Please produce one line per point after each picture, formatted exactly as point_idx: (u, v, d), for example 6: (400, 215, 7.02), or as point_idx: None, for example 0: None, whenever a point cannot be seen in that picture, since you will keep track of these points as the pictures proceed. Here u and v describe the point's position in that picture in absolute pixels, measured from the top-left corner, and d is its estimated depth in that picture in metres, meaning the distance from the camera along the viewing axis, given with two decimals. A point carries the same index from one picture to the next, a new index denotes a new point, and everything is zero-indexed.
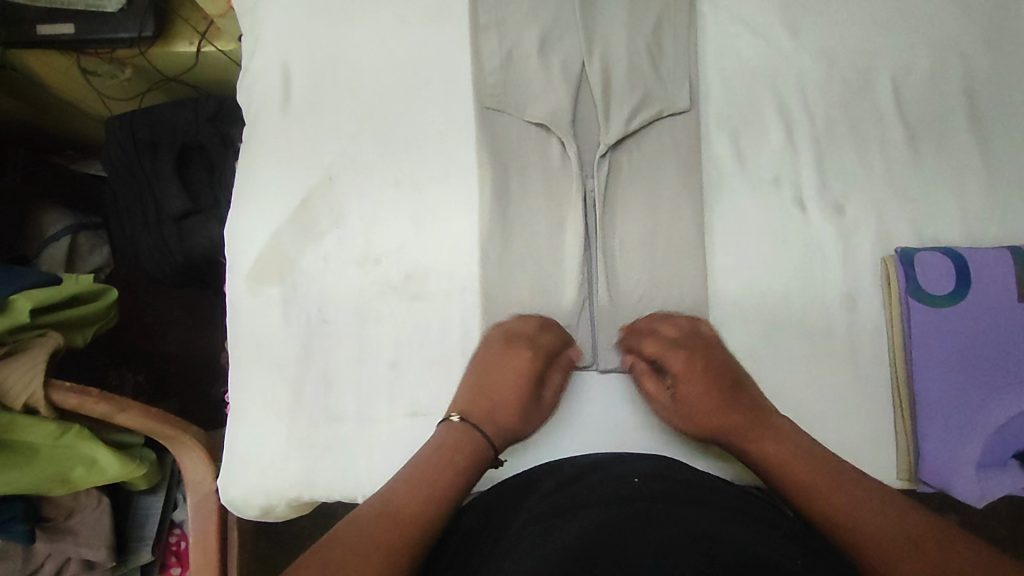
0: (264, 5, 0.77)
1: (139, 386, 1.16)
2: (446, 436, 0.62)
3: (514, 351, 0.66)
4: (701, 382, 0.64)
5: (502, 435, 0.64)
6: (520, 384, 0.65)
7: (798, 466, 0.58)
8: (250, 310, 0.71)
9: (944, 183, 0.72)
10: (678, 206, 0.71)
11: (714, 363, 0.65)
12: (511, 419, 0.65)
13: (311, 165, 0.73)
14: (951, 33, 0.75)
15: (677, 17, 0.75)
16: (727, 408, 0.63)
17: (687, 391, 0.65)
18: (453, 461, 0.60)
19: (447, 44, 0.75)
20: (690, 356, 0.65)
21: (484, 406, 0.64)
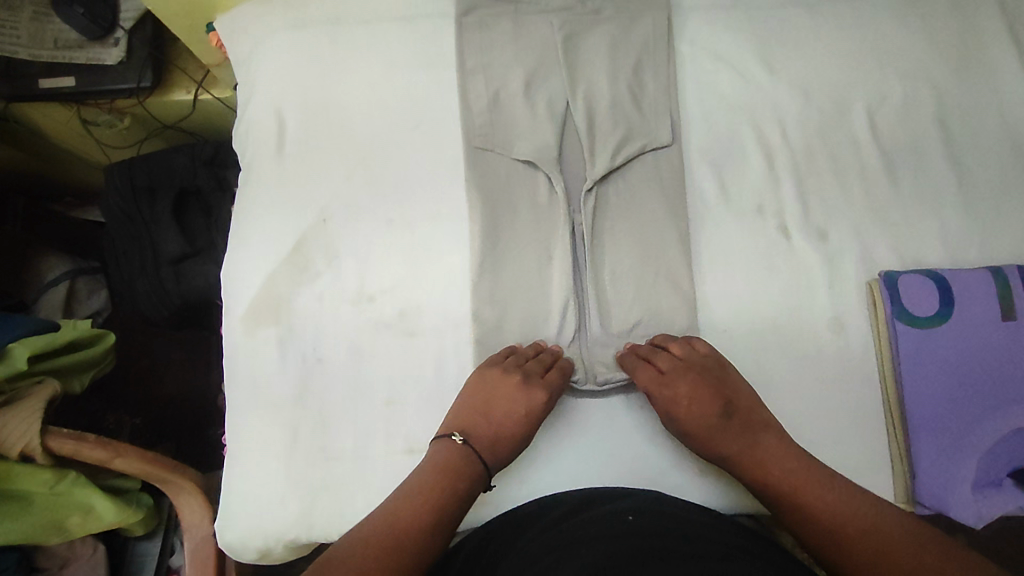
0: (261, 58, 0.80)
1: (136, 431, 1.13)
2: (445, 457, 0.62)
3: (527, 382, 0.65)
4: (696, 409, 0.64)
5: (497, 463, 0.64)
6: (527, 421, 0.65)
7: (771, 469, 0.61)
8: (245, 351, 0.72)
9: (921, 208, 0.73)
10: (667, 238, 0.73)
11: (705, 390, 0.65)
12: (512, 442, 0.65)
13: (304, 208, 0.75)
14: (920, 65, 0.77)
15: (657, 56, 0.78)
16: (725, 432, 0.63)
17: (684, 425, 0.64)
18: (447, 484, 0.60)
19: (436, 89, 0.78)
20: (678, 391, 0.64)
21: (489, 431, 0.64)
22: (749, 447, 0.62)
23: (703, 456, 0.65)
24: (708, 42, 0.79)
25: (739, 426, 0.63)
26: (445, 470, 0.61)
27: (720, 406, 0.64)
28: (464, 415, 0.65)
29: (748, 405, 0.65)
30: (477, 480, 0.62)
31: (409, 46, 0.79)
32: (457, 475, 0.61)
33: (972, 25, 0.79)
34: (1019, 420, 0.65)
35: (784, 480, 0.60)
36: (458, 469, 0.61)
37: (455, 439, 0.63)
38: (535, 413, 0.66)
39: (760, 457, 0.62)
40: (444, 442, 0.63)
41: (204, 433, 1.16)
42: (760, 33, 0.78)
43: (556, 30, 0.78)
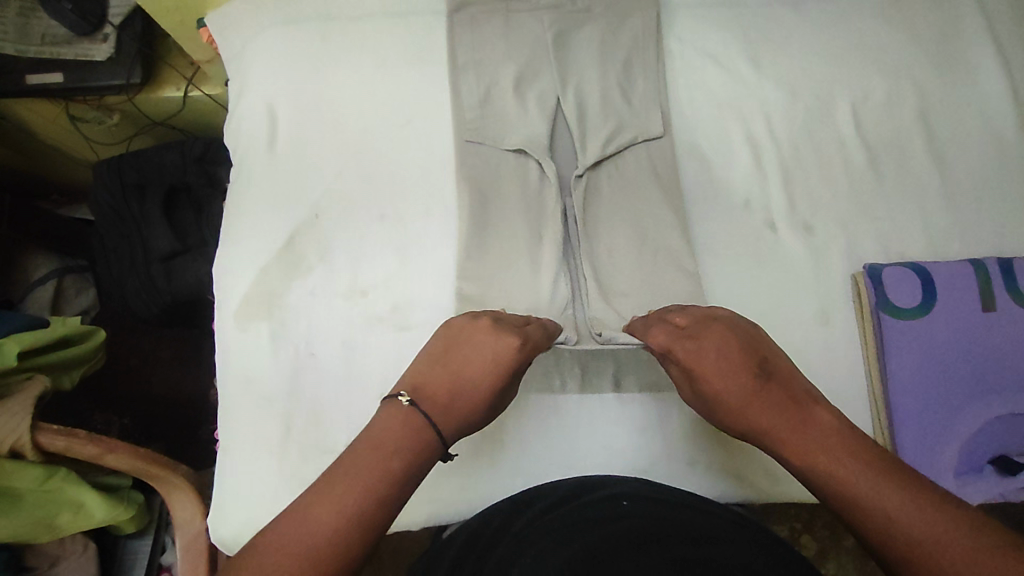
0: (253, 55, 0.81)
1: (125, 431, 1.14)
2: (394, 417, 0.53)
3: (494, 327, 0.61)
4: (720, 365, 0.58)
5: (461, 420, 0.56)
6: (495, 370, 0.59)
7: (809, 433, 0.52)
8: (238, 345, 0.72)
9: (904, 202, 0.75)
10: (659, 224, 0.73)
11: (732, 346, 0.59)
12: (475, 393, 0.58)
13: (297, 203, 0.75)
14: (902, 63, 0.79)
15: (645, 53, 0.79)
16: (750, 386, 0.56)
17: (704, 375, 0.58)
18: (381, 459, 0.49)
19: (427, 84, 0.78)
20: (702, 344, 0.59)
21: (447, 383, 0.58)
22: (775, 402, 0.55)
23: (734, 423, 0.57)
24: (696, 39, 0.80)
25: (769, 380, 0.56)
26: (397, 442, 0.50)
27: (750, 364, 0.58)
28: (419, 375, 0.59)
29: (782, 369, 0.58)
30: (425, 447, 0.51)
31: (400, 42, 0.80)
32: (396, 444, 0.50)
33: (953, 24, 0.80)
34: (998, 409, 0.67)
35: (818, 446, 0.51)
36: (410, 430, 0.52)
37: (403, 400, 0.54)
38: (503, 360, 0.59)
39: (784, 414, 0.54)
40: (390, 404, 0.54)
41: (196, 431, 1.16)
42: (746, 31, 0.80)
43: (546, 27, 0.79)
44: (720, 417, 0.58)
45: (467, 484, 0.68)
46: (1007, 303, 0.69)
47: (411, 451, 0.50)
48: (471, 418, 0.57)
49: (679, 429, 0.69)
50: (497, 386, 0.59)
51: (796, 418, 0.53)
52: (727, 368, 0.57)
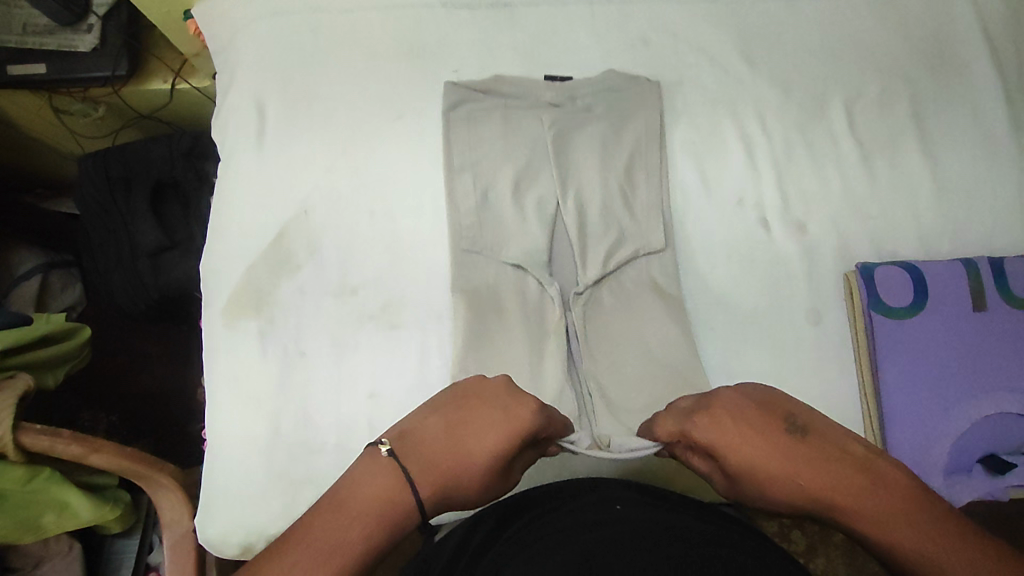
0: (241, 48, 0.79)
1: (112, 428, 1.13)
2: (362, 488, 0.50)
3: (510, 398, 0.54)
4: (749, 444, 0.52)
5: (440, 496, 0.51)
6: (494, 449, 0.52)
7: (867, 504, 0.49)
8: (226, 344, 0.71)
9: (896, 201, 0.75)
10: (666, 351, 0.69)
11: (756, 421, 0.53)
12: (464, 469, 0.52)
13: (285, 200, 0.74)
14: (895, 61, 0.78)
15: (637, 51, 0.78)
16: (810, 464, 0.51)
17: (756, 465, 0.51)
18: (344, 525, 0.47)
19: (418, 80, 0.77)
20: (724, 424, 0.53)
21: (438, 449, 0.52)
22: (838, 476, 0.51)
23: (787, 505, 0.51)
24: (689, 35, 0.79)
25: (818, 452, 0.52)
26: (336, 521, 0.47)
27: (782, 435, 0.52)
28: (412, 427, 0.54)
29: (814, 425, 0.54)
30: (400, 513, 0.49)
31: (392, 37, 0.78)
32: (363, 506, 0.48)
33: (947, 23, 0.80)
34: (986, 408, 0.67)
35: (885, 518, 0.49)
36: (369, 508, 0.48)
37: (382, 448, 0.52)
38: (506, 439, 0.52)
39: (855, 489, 0.50)
40: (369, 452, 0.52)
41: (185, 428, 1.14)
42: (741, 27, 0.79)
43: (546, 126, 0.74)
44: (770, 501, 0.52)
45: None
46: (996, 303, 0.69)
47: (378, 517, 0.48)
48: (453, 492, 0.52)
49: None
50: (488, 468, 0.52)
51: (869, 491, 0.50)
52: (758, 447, 0.52)
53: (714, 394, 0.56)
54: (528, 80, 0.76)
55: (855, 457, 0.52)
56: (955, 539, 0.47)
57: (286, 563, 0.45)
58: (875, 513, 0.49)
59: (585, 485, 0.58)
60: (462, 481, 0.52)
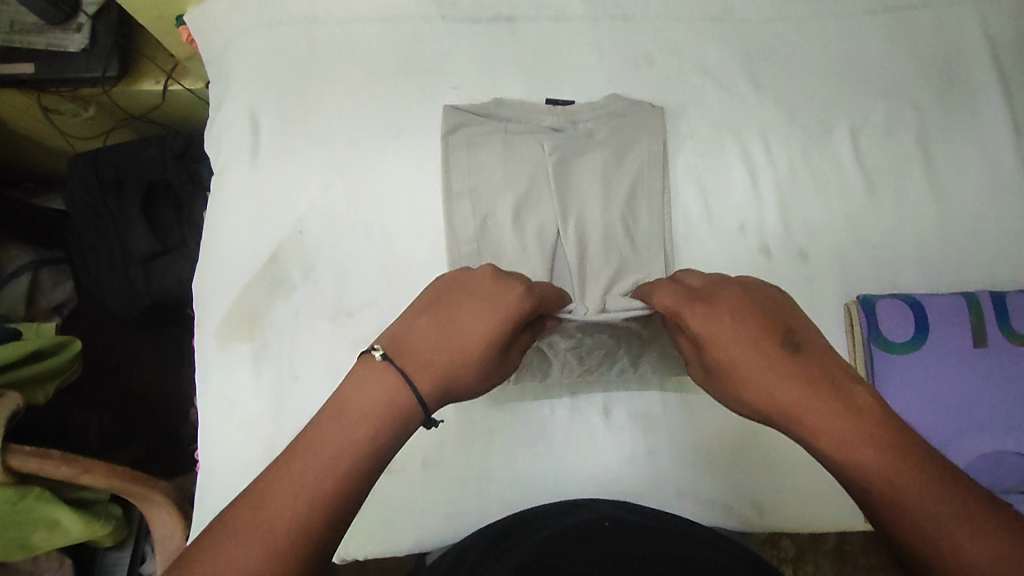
0: (236, 59, 0.77)
1: (105, 428, 1.09)
2: (363, 396, 0.47)
3: (497, 280, 0.56)
4: (726, 337, 0.51)
5: (447, 384, 0.51)
6: (492, 323, 0.53)
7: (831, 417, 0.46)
8: (220, 365, 0.72)
9: (898, 230, 0.74)
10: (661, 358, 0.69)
11: (745, 315, 0.52)
12: (466, 348, 0.52)
13: (281, 219, 0.73)
14: (903, 86, 0.77)
15: (640, 71, 0.77)
16: (788, 375, 0.49)
17: (727, 360, 0.51)
18: (355, 428, 0.45)
19: (416, 97, 0.76)
20: (710, 310, 0.53)
21: (437, 339, 0.52)
22: (812, 388, 0.48)
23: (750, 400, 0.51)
24: (695, 55, 0.77)
25: (799, 360, 0.50)
26: (345, 424, 0.45)
27: (766, 332, 0.51)
28: (400, 334, 0.52)
29: (804, 336, 0.52)
30: (408, 409, 0.47)
31: (390, 51, 0.77)
32: (379, 400, 0.47)
33: (959, 47, 0.78)
34: (984, 445, 0.67)
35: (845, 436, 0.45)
36: (375, 405, 0.46)
37: (376, 352, 0.50)
38: (504, 312, 0.53)
39: (823, 402, 0.47)
40: (362, 358, 0.50)
41: (181, 430, 1.15)
42: (748, 48, 0.77)
43: (547, 153, 0.73)
44: (733, 391, 0.52)
45: (454, 514, 0.68)
46: (998, 339, 0.69)
47: (392, 409, 0.47)
48: (457, 376, 0.51)
49: (668, 460, 0.70)
50: (492, 345, 0.53)
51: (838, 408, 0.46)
52: (733, 339, 0.51)
53: (708, 289, 0.55)
54: (530, 106, 0.75)
55: (835, 374, 0.49)
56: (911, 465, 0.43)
57: (293, 474, 0.42)
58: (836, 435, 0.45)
59: (583, 507, 0.58)
60: (465, 371, 0.52)
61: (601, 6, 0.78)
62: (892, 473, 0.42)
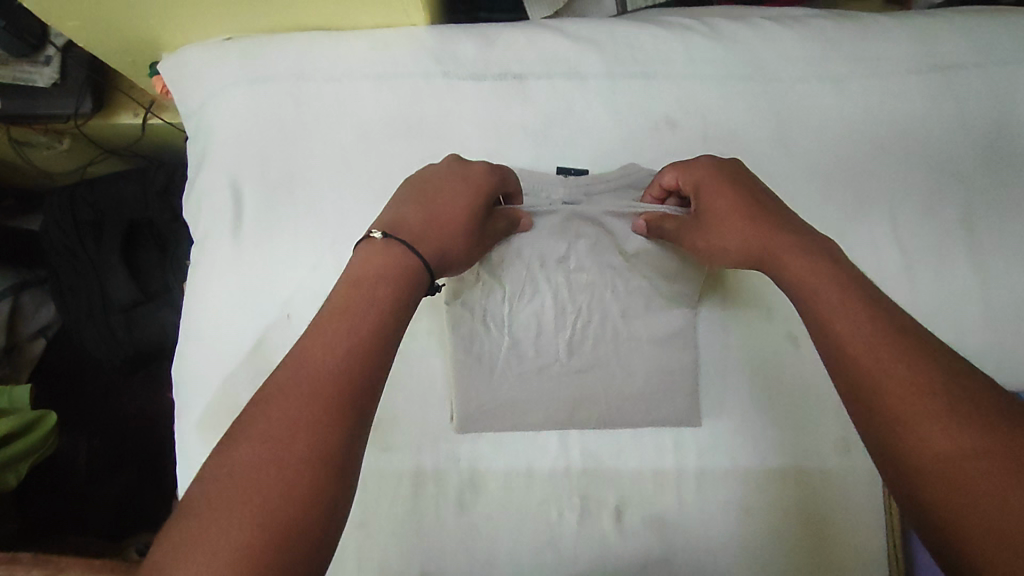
0: (216, 119, 0.70)
1: (94, 453, 1.06)
2: (356, 269, 0.48)
3: (466, 162, 0.60)
4: (720, 201, 0.58)
5: (439, 252, 0.53)
6: (470, 197, 0.57)
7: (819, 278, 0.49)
8: (203, 462, 0.66)
9: (938, 317, 0.67)
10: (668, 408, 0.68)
11: (740, 191, 0.57)
12: (453, 218, 0.55)
13: (268, 303, 0.67)
14: (946, 157, 0.71)
15: (662, 137, 0.70)
16: (772, 235, 0.54)
17: (718, 227, 0.57)
18: (369, 292, 0.46)
19: (416, 164, 0.69)
20: (713, 190, 0.58)
21: (421, 215, 0.54)
22: (809, 251, 0.51)
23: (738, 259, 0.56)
24: (722, 119, 0.70)
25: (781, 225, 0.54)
26: (361, 296, 0.46)
27: (756, 203, 0.56)
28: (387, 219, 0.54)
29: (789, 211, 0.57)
30: (413, 277, 0.50)
31: (385, 112, 0.70)
32: (380, 265, 0.49)
33: (1010, 114, 0.71)
34: None
35: (835, 298, 0.47)
36: (381, 271, 0.48)
37: (374, 234, 0.51)
38: (481, 190, 0.57)
39: (815, 266, 0.50)
40: (362, 244, 0.50)
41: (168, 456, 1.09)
42: (780, 112, 0.71)
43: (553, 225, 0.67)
44: (717, 259, 0.58)
45: None
46: None
47: (397, 278, 0.48)
48: (446, 248, 0.54)
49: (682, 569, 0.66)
50: (476, 220, 0.56)
51: (840, 296, 0.47)
52: (726, 204, 0.57)
53: (708, 183, 0.59)
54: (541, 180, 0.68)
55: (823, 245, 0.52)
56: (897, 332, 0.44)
57: (326, 337, 0.43)
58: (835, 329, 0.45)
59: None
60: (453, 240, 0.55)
61: (620, 64, 0.71)
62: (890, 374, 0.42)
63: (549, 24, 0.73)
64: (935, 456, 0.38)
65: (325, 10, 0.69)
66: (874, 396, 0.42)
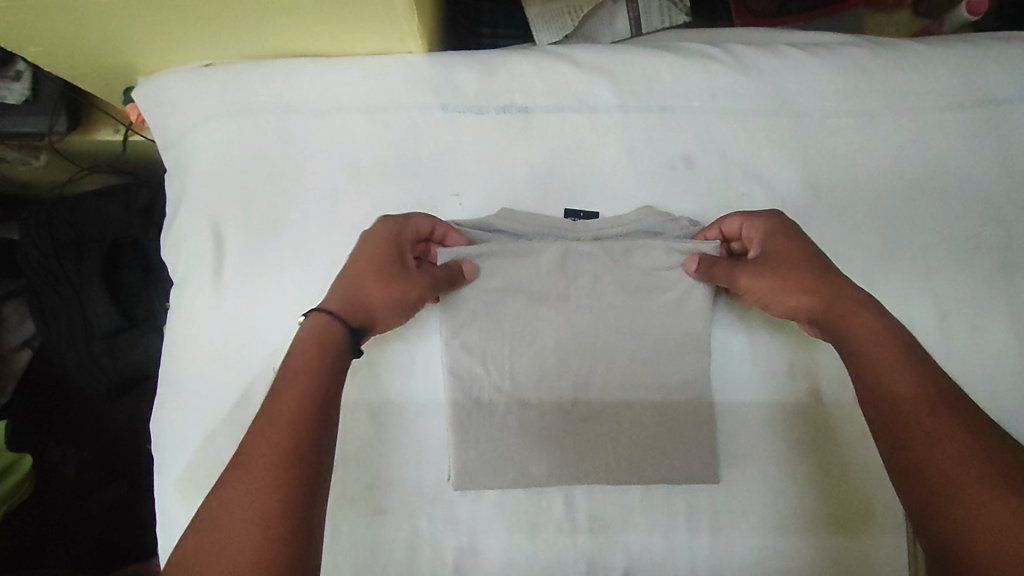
0: (195, 151, 0.65)
1: (84, 464, 1.06)
2: (305, 332, 0.51)
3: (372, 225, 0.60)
4: (786, 254, 0.56)
5: (352, 309, 0.53)
6: (372, 250, 0.56)
7: (875, 350, 0.49)
8: (181, 526, 0.61)
9: (980, 371, 0.61)
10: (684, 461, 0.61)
11: (802, 252, 0.56)
12: (360, 274, 0.55)
13: (251, 354, 0.62)
14: (984, 198, 0.65)
15: (678, 176, 0.65)
16: (828, 294, 0.53)
17: (775, 280, 0.55)
18: (319, 363, 0.48)
19: (413, 204, 0.64)
20: (777, 246, 0.57)
21: (335, 285, 0.55)
22: (878, 324, 0.50)
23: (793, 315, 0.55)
24: (742, 157, 0.65)
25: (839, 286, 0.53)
26: (300, 375, 0.47)
27: (821, 266, 0.55)
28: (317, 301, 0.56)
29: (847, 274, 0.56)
30: (335, 341, 0.50)
31: (379, 148, 0.65)
32: (310, 344, 0.49)
33: None
34: None
35: (897, 373, 0.47)
36: (310, 344, 0.49)
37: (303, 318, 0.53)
38: (381, 240, 0.57)
39: (877, 337, 0.49)
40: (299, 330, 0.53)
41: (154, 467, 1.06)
42: (806, 150, 0.65)
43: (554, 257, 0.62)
44: (769, 310, 0.57)
45: None
46: None
47: (315, 348, 0.49)
48: (365, 302, 0.54)
49: None
50: (382, 266, 0.56)
51: (878, 347, 0.49)
52: (791, 258, 0.55)
53: (772, 232, 0.58)
54: (545, 218, 0.63)
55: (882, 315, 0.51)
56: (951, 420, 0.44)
57: (259, 424, 0.44)
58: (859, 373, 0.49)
59: None
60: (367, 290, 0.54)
61: (633, 96, 0.66)
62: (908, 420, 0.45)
63: (558, 52, 0.68)
64: (948, 494, 0.41)
65: (315, 37, 0.64)
66: (924, 478, 0.42)
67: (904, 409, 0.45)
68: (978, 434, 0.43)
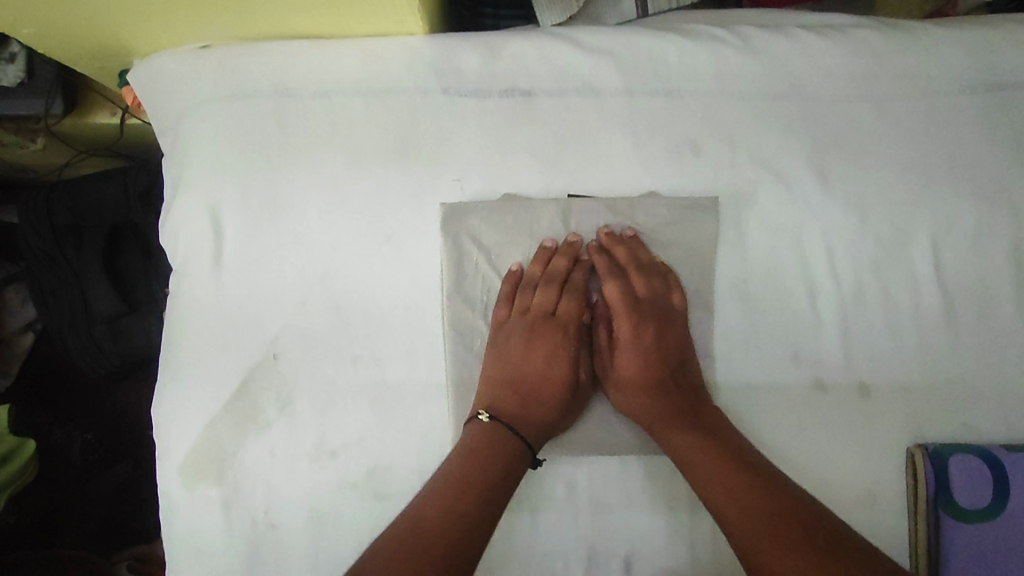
0: (193, 136, 0.64)
1: (89, 446, 1.06)
2: (486, 438, 0.57)
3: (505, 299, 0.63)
4: (642, 334, 0.62)
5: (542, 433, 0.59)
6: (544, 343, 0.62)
7: (700, 443, 0.56)
8: (184, 511, 0.61)
9: (982, 360, 0.61)
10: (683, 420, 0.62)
11: (656, 327, 0.62)
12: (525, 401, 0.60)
13: (252, 341, 0.61)
14: (996, 183, 0.63)
15: (682, 160, 0.64)
16: (665, 383, 0.60)
17: (623, 363, 0.62)
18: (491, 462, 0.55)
19: (414, 189, 0.63)
20: (632, 319, 0.62)
21: (504, 391, 0.60)
22: (692, 415, 0.58)
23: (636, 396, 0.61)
24: (748, 142, 0.64)
25: (679, 373, 0.60)
26: (476, 462, 0.55)
27: (673, 349, 0.61)
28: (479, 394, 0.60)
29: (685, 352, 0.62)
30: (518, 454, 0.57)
31: (379, 132, 0.63)
32: (493, 444, 0.56)
33: None
34: None
35: (710, 460, 0.54)
36: (493, 443, 0.56)
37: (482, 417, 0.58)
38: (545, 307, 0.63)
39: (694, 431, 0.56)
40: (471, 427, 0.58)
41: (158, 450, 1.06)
42: (814, 134, 0.64)
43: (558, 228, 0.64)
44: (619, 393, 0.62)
45: None
46: None
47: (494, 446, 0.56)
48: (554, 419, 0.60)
49: None
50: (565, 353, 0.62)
51: (691, 429, 0.57)
52: (648, 337, 0.61)
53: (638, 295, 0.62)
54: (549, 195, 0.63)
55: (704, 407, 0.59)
56: (761, 498, 0.51)
57: (431, 492, 0.53)
58: (689, 458, 0.55)
59: None
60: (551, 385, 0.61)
61: (638, 79, 0.64)
62: (741, 493, 0.51)
63: (561, 32, 0.66)
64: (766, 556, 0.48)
65: (314, 18, 0.63)
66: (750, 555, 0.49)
67: (719, 487, 0.53)
68: (784, 507, 0.50)
